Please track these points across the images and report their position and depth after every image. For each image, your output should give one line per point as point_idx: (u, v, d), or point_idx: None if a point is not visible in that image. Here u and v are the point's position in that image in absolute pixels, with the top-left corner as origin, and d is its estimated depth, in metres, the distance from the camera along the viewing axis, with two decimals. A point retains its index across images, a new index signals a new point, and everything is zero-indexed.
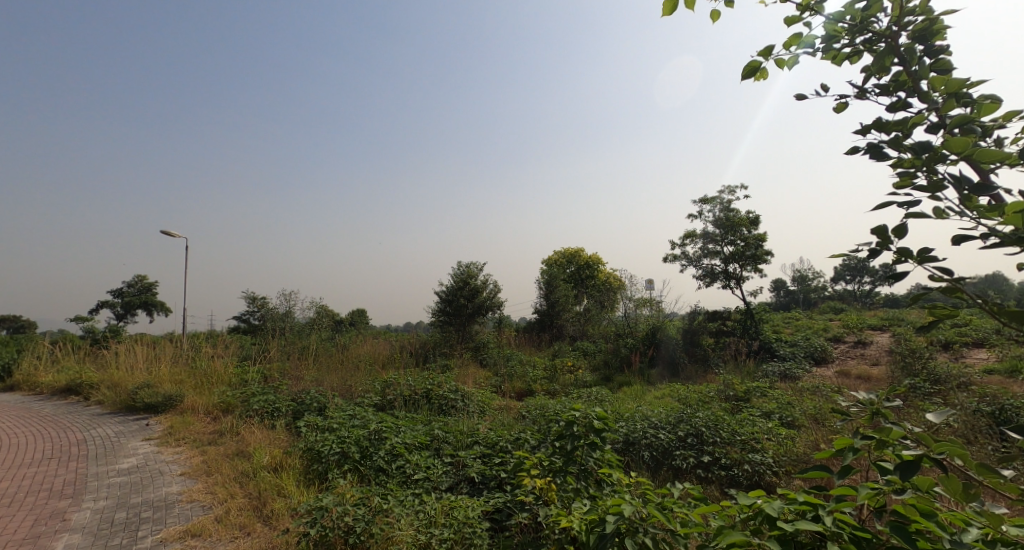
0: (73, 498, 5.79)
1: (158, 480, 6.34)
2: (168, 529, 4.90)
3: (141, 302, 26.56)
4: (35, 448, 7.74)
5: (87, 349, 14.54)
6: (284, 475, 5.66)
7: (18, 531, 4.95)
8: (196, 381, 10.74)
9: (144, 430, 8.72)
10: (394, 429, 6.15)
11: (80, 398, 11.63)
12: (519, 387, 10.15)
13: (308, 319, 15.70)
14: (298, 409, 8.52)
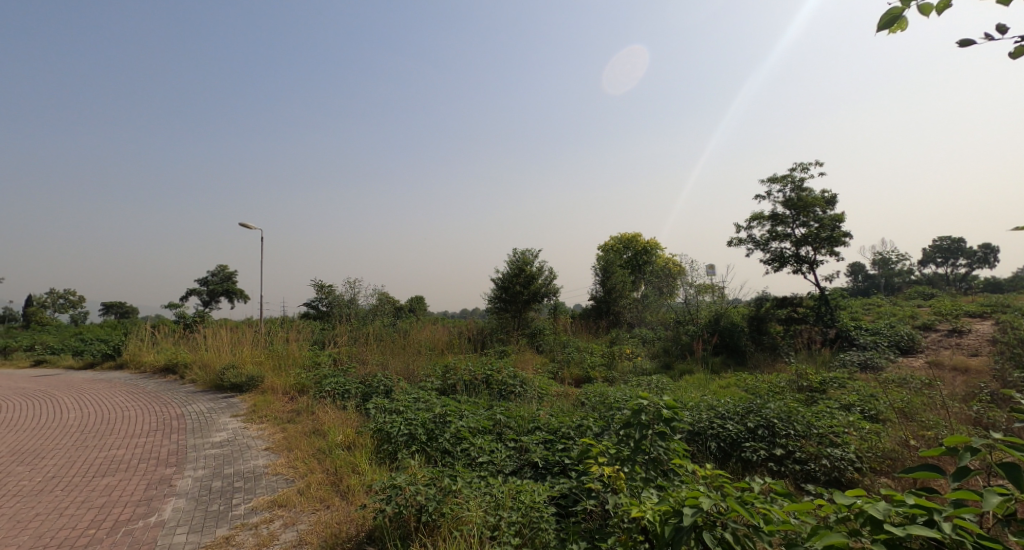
0: (176, 466, 6.40)
1: (247, 453, 6.89)
2: (258, 499, 5.31)
3: (223, 290, 28.81)
4: (141, 421, 8.61)
5: (180, 333, 15.97)
6: (357, 454, 5.97)
7: (134, 493, 5.55)
8: (274, 363, 11.52)
9: (231, 407, 9.47)
10: (457, 412, 6.31)
11: (176, 376, 12.82)
12: (577, 374, 10.12)
13: (372, 305, 16.37)
14: (366, 391, 8.94)
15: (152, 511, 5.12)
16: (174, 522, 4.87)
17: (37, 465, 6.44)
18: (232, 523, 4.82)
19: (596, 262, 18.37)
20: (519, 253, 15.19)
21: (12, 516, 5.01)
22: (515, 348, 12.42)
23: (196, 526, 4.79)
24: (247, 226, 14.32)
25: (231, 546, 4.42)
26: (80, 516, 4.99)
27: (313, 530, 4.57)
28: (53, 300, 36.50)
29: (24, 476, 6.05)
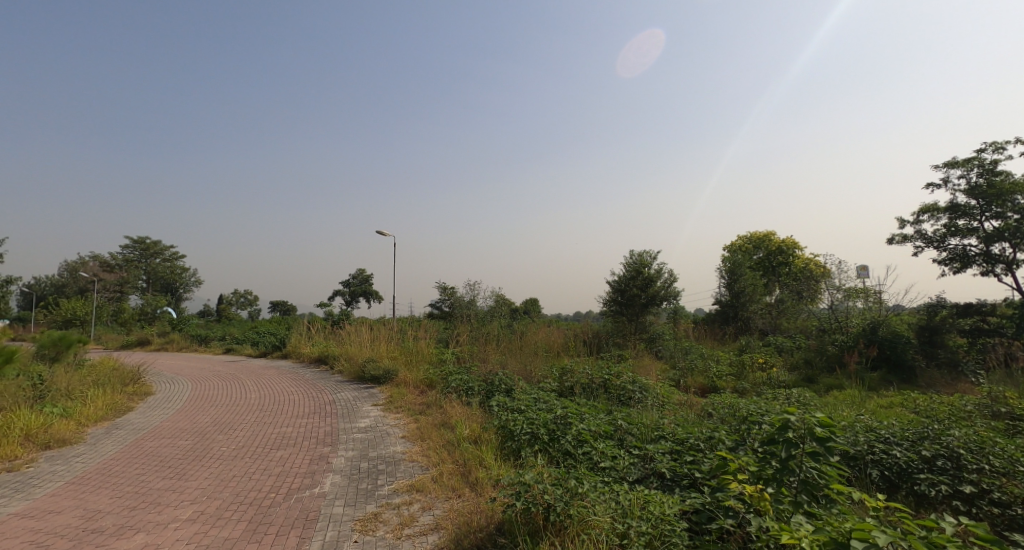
0: (331, 446, 7.21)
1: (387, 439, 7.53)
2: (399, 482, 5.79)
3: (362, 291, 31.94)
4: (303, 404, 9.86)
5: (329, 328, 18.01)
6: (484, 448, 6.22)
7: (301, 466, 6.36)
8: (407, 358, 12.47)
9: (372, 397, 10.43)
10: (579, 415, 6.28)
11: (327, 366, 14.48)
12: (702, 383, 9.52)
13: (489, 306, 17.01)
14: (488, 389, 9.25)
15: (316, 483, 5.82)
16: (333, 495, 5.48)
17: (230, 435, 7.68)
18: (378, 502, 5.29)
19: (721, 264, 17.06)
20: (636, 255, 14.56)
21: (215, 475, 6.02)
22: (633, 353, 12.01)
23: (351, 500, 5.34)
24: (382, 233, 15.60)
25: (379, 521, 4.85)
26: (263, 481, 5.85)
27: (447, 516, 4.84)
28: (235, 298, 43.64)
29: (222, 443, 7.26)
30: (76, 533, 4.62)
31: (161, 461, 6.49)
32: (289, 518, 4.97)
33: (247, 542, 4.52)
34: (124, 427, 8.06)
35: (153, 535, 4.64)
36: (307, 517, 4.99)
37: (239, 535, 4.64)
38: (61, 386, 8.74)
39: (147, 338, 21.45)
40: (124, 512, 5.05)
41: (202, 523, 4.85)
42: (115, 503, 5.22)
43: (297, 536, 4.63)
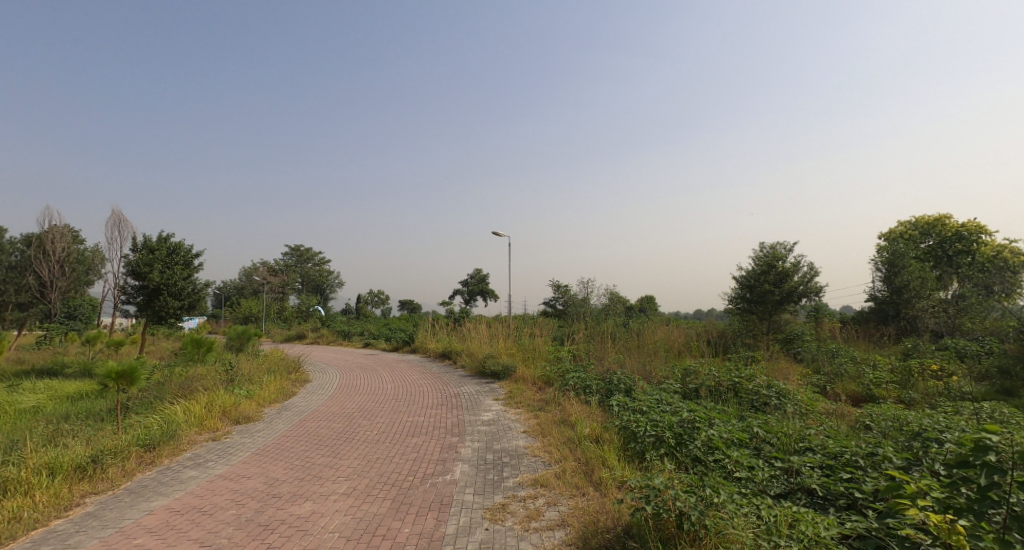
0: (459, 436, 7.57)
1: (509, 433, 7.73)
2: (523, 475, 5.89)
3: (479, 290, 33.32)
4: (431, 396, 10.51)
5: (452, 326, 19.02)
6: (606, 448, 6.10)
7: (433, 454, 6.75)
8: (525, 355, 12.71)
9: (493, 392, 10.80)
10: (708, 419, 5.89)
11: (451, 361, 15.29)
12: (854, 392, 8.44)
13: (604, 304, 16.74)
14: (607, 388, 9.06)
15: (448, 470, 6.14)
16: (463, 483, 5.73)
17: (372, 421, 8.43)
18: (505, 493, 5.43)
19: (876, 255, 14.88)
20: (767, 247, 13.26)
21: (361, 457, 6.63)
22: (767, 355, 11.00)
23: (479, 489, 5.56)
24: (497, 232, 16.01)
25: (508, 512, 4.98)
26: (402, 465, 6.31)
27: (573, 513, 4.82)
28: (370, 297, 48.13)
29: (366, 428, 7.99)
30: (258, 496, 5.37)
31: (318, 441, 7.32)
32: (426, 500, 5.30)
33: (391, 519, 4.90)
34: (291, 408, 9.25)
35: (314, 504, 5.22)
36: (442, 501, 5.28)
37: (384, 512, 5.05)
38: (244, 373, 10.28)
39: (303, 332, 24.51)
40: (293, 482, 5.76)
41: (353, 498, 5.35)
42: (285, 474, 5.98)
43: (434, 518, 4.91)
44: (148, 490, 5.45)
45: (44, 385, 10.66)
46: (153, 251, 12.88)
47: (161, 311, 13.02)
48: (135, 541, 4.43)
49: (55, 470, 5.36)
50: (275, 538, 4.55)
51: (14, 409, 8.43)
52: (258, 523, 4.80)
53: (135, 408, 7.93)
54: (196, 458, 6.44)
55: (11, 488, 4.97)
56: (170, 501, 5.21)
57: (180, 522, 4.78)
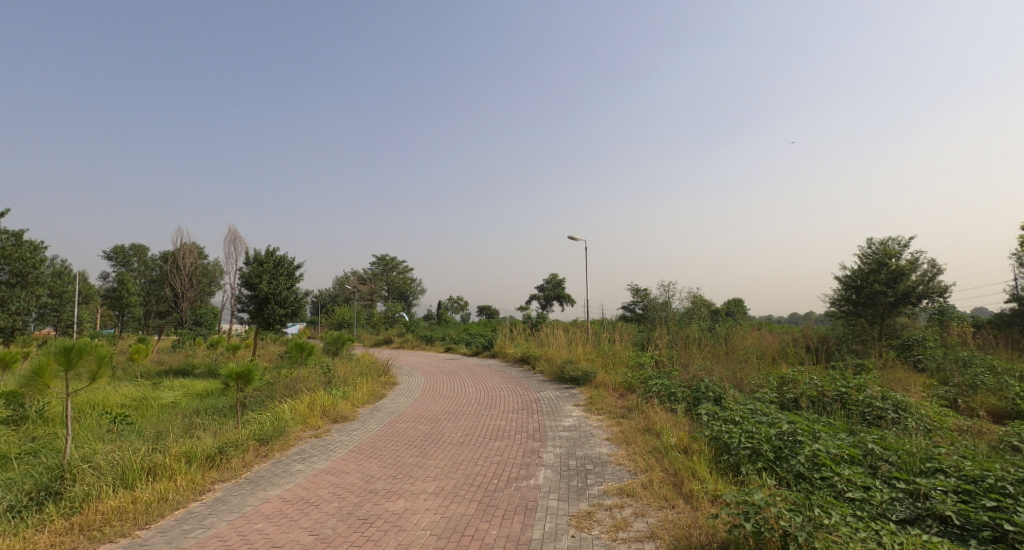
0: (541, 441, 7.59)
1: (591, 439, 7.64)
2: (608, 483, 5.80)
3: (555, 294, 33.37)
4: (512, 400, 10.64)
5: (529, 332, 19.16)
6: (696, 459, 5.86)
7: (516, 458, 6.81)
8: (605, 361, 12.53)
9: (573, 398, 10.74)
10: (812, 432, 5.48)
11: (529, 366, 15.40)
12: (993, 406, 7.50)
13: (686, 308, 16.11)
14: (694, 396, 8.69)
15: (531, 475, 6.19)
16: (548, 488, 5.75)
17: (457, 423, 8.68)
18: (590, 501, 5.38)
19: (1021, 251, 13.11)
20: (877, 244, 12.13)
21: (449, 458, 6.85)
22: (878, 363, 10.01)
23: (564, 495, 5.54)
24: (574, 238, 15.93)
25: (594, 520, 4.93)
26: (487, 467, 6.45)
27: (663, 526, 4.67)
28: (450, 303, 49.75)
29: (451, 430, 8.24)
30: (357, 491, 5.71)
31: (408, 441, 7.65)
32: (512, 504, 5.36)
33: (479, 520, 5.02)
34: (382, 409, 9.76)
35: (406, 501, 5.46)
36: (527, 506, 5.32)
37: (472, 513, 5.18)
38: (341, 375, 11.01)
39: (390, 337, 25.79)
40: (387, 479, 6.07)
41: (442, 497, 5.54)
42: (380, 472, 6.31)
43: (521, 522, 4.97)
44: (265, 480, 5.98)
45: (177, 383, 12.04)
46: (262, 264, 14.16)
47: (270, 318, 14.26)
48: (256, 526, 4.87)
49: (191, 458, 6.03)
50: (373, 532, 4.81)
51: (155, 404, 9.60)
52: (358, 516, 5.10)
53: (251, 405, 8.75)
54: (303, 453, 6.98)
55: (157, 472, 5.66)
56: (282, 491, 5.68)
57: (292, 511, 5.19)
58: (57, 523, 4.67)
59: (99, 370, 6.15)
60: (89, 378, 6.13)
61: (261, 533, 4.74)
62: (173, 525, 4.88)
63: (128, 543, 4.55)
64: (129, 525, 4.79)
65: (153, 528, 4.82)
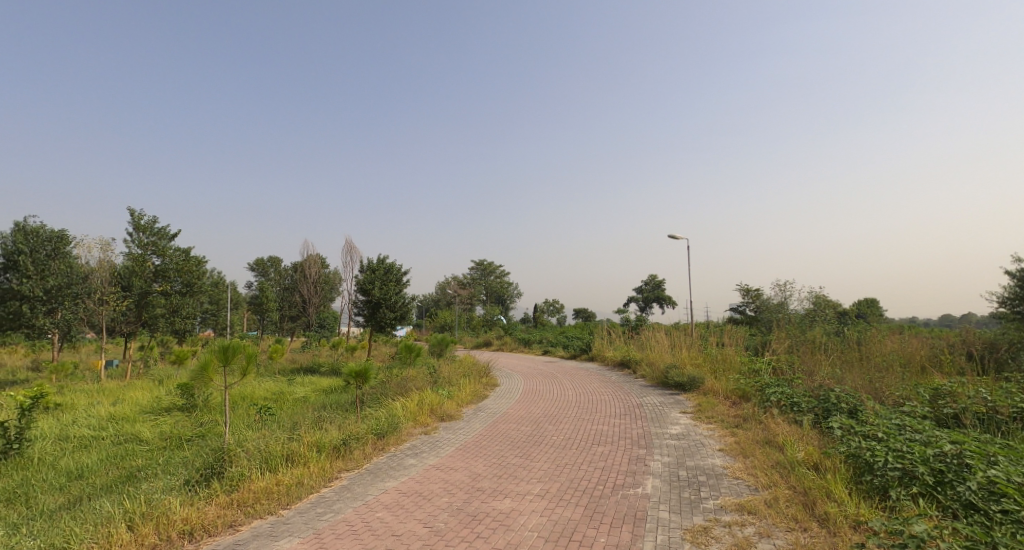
0: (647, 449, 7.31)
1: (702, 449, 7.22)
2: (724, 498, 5.42)
3: (655, 295, 32.22)
4: (614, 405, 10.38)
5: (630, 335, 18.64)
6: (831, 478, 5.28)
7: (623, 465, 6.62)
8: (714, 367, 11.82)
9: (680, 404, 10.25)
10: (983, 455, 4.69)
11: (630, 370, 14.97)
12: None
13: (806, 309, 14.68)
14: (821, 407, 7.87)
15: (639, 483, 5.97)
16: (657, 498, 5.51)
17: (559, 426, 8.64)
18: (706, 515, 5.06)
19: None
20: None
21: (552, 461, 6.82)
22: None
23: (676, 507, 5.28)
24: (676, 237, 15.27)
25: (710, 536, 4.63)
26: (592, 472, 6.32)
27: None
28: (546, 306, 50.02)
29: (553, 433, 8.22)
30: (465, 488, 5.88)
31: (511, 442, 7.76)
32: (620, 512, 5.20)
33: (586, 526, 4.92)
34: (485, 409, 10.00)
35: (513, 502, 5.52)
36: (636, 515, 5.13)
37: (579, 518, 5.10)
38: (446, 376, 11.49)
39: (490, 339, 26.47)
40: (493, 478, 6.19)
41: (548, 500, 5.52)
42: (486, 470, 6.46)
43: (630, 532, 4.80)
44: (383, 472, 6.38)
45: (306, 380, 13.29)
46: (374, 271, 15.21)
47: (382, 321, 15.26)
48: (377, 514, 5.19)
49: (320, 448, 6.59)
50: (483, 529, 4.91)
51: (290, 398, 10.66)
52: (468, 513, 5.24)
53: (369, 401, 9.40)
54: (415, 448, 7.37)
55: (294, 458, 6.26)
56: (399, 483, 6.02)
57: (408, 503, 5.47)
58: (221, 497, 5.31)
59: (248, 367, 6.96)
60: (240, 374, 6.94)
61: (382, 521, 5.03)
62: (308, 508, 5.35)
63: (274, 520, 5.08)
64: (275, 504, 5.34)
65: (294, 508, 5.34)
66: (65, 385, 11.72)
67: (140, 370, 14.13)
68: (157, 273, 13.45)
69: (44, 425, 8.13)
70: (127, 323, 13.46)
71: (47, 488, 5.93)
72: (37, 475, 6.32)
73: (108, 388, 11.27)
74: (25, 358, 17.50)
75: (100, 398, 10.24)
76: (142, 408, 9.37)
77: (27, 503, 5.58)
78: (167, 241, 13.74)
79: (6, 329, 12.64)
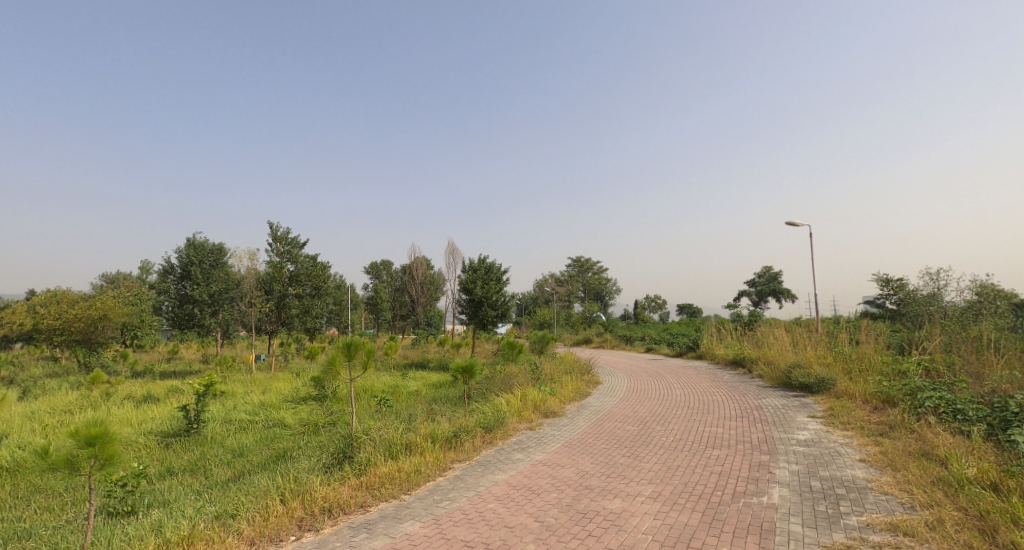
0: (771, 455, 6.66)
1: (838, 459, 6.41)
2: (870, 515, 4.75)
3: (770, 290, 29.69)
4: (730, 406, 9.64)
5: (743, 332, 17.31)
6: (1018, 502, 4.40)
7: (742, 470, 6.08)
8: (849, 367, 10.55)
9: (807, 408, 9.25)
10: None
11: (746, 369, 13.88)
12: None
13: (967, 300, 12.57)
14: (996, 416, 6.64)
15: (763, 491, 5.44)
16: (786, 509, 4.97)
17: (668, 427, 8.20)
18: (849, 533, 4.46)
19: None
20: None
21: (663, 462, 6.46)
22: None
23: (810, 521, 4.71)
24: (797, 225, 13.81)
25: None
26: (709, 477, 5.89)
27: None
28: (648, 303, 48.18)
29: (662, 434, 7.80)
30: (574, 486, 5.76)
31: (619, 441, 7.49)
32: (743, 521, 4.76)
33: (705, 533, 4.57)
34: (590, 407, 9.79)
35: (624, 502, 5.29)
36: (763, 526, 4.66)
37: (697, 524, 4.75)
38: (549, 373, 11.46)
39: (590, 337, 26.09)
40: (602, 477, 6.00)
41: (661, 503, 5.22)
42: (594, 469, 6.28)
43: (757, 544, 4.37)
44: (492, 465, 6.46)
45: (417, 374, 13.99)
46: (476, 271, 15.58)
47: (484, 319, 15.64)
48: (490, 505, 5.24)
49: (434, 439, 6.84)
50: (594, 528, 4.75)
51: (404, 391, 11.29)
52: (578, 511, 5.11)
53: (475, 396, 9.64)
54: (521, 443, 7.38)
55: (412, 448, 6.55)
56: (508, 477, 6.05)
57: (518, 496, 5.47)
58: (352, 479, 5.69)
59: (368, 361, 7.40)
60: (363, 368, 7.42)
61: (494, 512, 5.07)
62: (427, 494, 5.56)
63: (398, 504, 5.33)
64: (397, 489, 5.61)
65: (414, 494, 5.58)
66: (226, 376, 13.47)
67: (282, 363, 15.81)
68: (291, 278, 14.90)
69: (214, 410, 9.38)
70: (270, 323, 15.04)
71: (218, 463, 6.79)
72: (211, 451, 7.28)
73: (258, 379, 12.73)
74: (196, 351, 20.42)
75: (252, 387, 11.61)
76: (284, 397, 10.44)
77: (204, 474, 6.43)
78: (298, 249, 15.16)
79: (183, 328, 14.90)
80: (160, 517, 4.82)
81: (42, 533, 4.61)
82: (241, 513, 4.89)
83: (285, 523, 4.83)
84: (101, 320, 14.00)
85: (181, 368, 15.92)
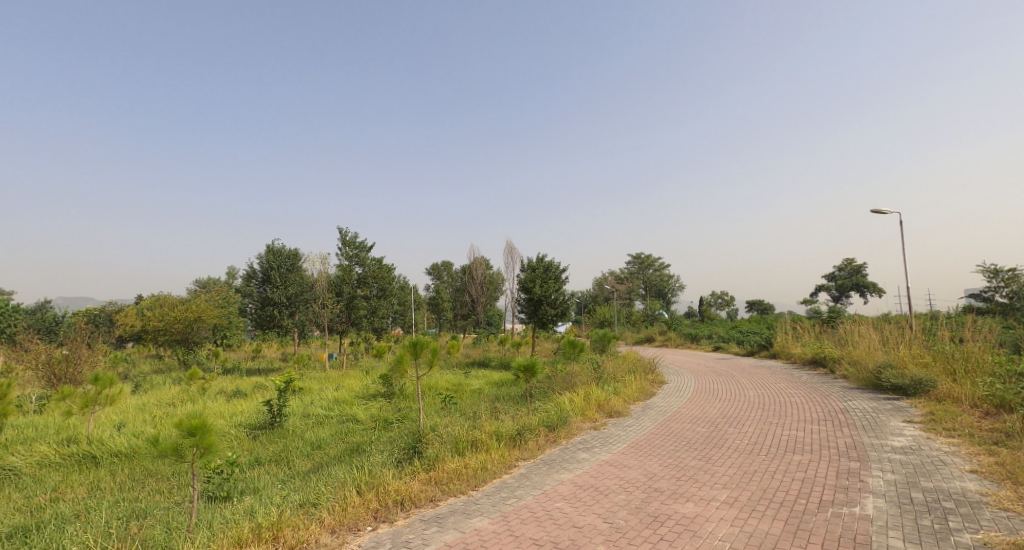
0: (861, 462, 6.08)
1: (944, 469, 5.74)
2: (987, 533, 4.20)
3: (852, 284, 27.56)
4: (811, 408, 8.95)
5: (823, 330, 16.10)
6: None
7: (829, 478, 5.58)
8: (951, 366, 9.51)
9: (901, 411, 8.42)
10: None
11: (827, 369, 12.90)
12: None
13: None
14: None
15: (855, 501, 4.96)
16: (883, 522, 4.49)
17: (743, 429, 7.71)
18: None
19: None
20: None
21: (739, 466, 6.06)
22: None
23: (913, 537, 4.23)
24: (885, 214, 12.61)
25: None
26: (791, 483, 5.46)
27: None
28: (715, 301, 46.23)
29: (737, 436, 7.34)
30: (642, 487, 5.51)
31: (689, 442, 7.13)
32: (833, 533, 4.35)
33: (791, 544, 4.21)
34: (657, 407, 9.43)
35: (697, 506, 5.00)
36: (857, 539, 4.23)
37: (781, 533, 4.39)
38: (613, 373, 11.16)
39: (654, 335, 25.32)
40: (672, 479, 5.71)
41: (738, 509, 4.88)
42: (664, 471, 5.99)
43: None
44: (557, 463, 6.33)
45: (480, 373, 14.10)
46: (535, 270, 15.47)
47: (545, 318, 15.53)
48: (557, 504, 5.11)
49: (499, 437, 6.81)
50: (667, 532, 4.51)
51: (467, 389, 11.39)
52: (648, 513, 4.88)
53: (537, 395, 9.55)
54: (586, 442, 7.20)
55: (477, 445, 6.54)
56: (574, 476, 5.89)
57: (586, 496, 5.31)
58: (422, 474, 5.75)
59: (433, 359, 7.51)
60: (428, 366, 7.52)
61: (561, 512, 4.94)
62: (494, 491, 5.52)
63: (466, 500, 5.33)
64: (465, 485, 5.62)
65: (482, 491, 5.56)
66: (303, 373, 14.20)
67: (353, 361, 16.46)
68: (359, 280, 15.46)
69: (294, 405, 9.89)
70: (341, 323, 15.62)
71: (299, 454, 7.11)
72: (292, 443, 7.64)
73: (332, 376, 13.29)
74: (276, 350, 21.68)
75: (327, 384, 12.13)
76: (356, 394, 10.82)
77: (288, 464, 6.75)
78: (365, 252, 15.71)
79: (265, 328, 15.84)
80: (252, 503, 5.08)
81: (155, 513, 4.96)
82: (323, 503, 5.05)
83: (361, 514, 4.94)
84: (196, 321, 15.18)
85: (264, 366, 16.95)
